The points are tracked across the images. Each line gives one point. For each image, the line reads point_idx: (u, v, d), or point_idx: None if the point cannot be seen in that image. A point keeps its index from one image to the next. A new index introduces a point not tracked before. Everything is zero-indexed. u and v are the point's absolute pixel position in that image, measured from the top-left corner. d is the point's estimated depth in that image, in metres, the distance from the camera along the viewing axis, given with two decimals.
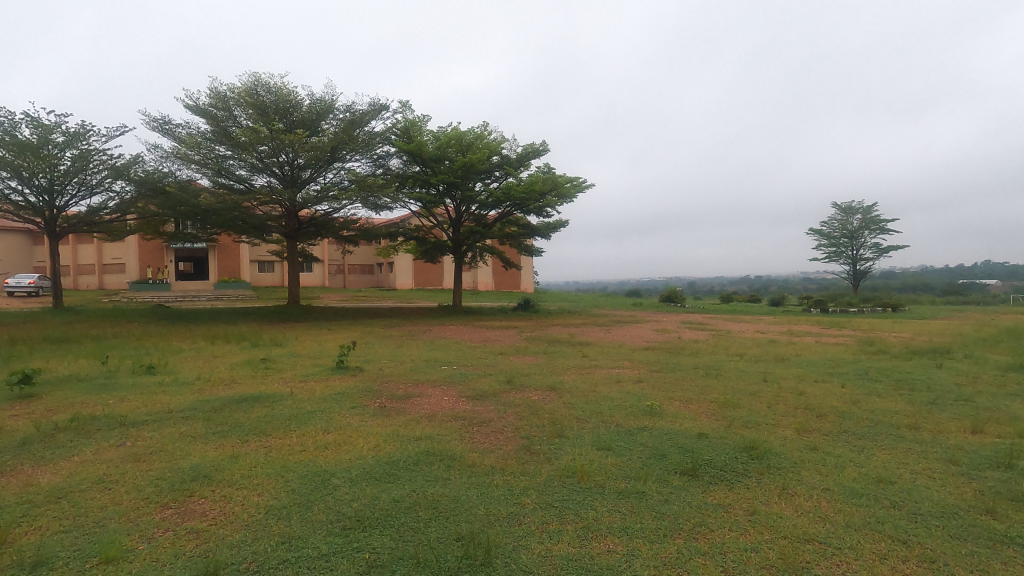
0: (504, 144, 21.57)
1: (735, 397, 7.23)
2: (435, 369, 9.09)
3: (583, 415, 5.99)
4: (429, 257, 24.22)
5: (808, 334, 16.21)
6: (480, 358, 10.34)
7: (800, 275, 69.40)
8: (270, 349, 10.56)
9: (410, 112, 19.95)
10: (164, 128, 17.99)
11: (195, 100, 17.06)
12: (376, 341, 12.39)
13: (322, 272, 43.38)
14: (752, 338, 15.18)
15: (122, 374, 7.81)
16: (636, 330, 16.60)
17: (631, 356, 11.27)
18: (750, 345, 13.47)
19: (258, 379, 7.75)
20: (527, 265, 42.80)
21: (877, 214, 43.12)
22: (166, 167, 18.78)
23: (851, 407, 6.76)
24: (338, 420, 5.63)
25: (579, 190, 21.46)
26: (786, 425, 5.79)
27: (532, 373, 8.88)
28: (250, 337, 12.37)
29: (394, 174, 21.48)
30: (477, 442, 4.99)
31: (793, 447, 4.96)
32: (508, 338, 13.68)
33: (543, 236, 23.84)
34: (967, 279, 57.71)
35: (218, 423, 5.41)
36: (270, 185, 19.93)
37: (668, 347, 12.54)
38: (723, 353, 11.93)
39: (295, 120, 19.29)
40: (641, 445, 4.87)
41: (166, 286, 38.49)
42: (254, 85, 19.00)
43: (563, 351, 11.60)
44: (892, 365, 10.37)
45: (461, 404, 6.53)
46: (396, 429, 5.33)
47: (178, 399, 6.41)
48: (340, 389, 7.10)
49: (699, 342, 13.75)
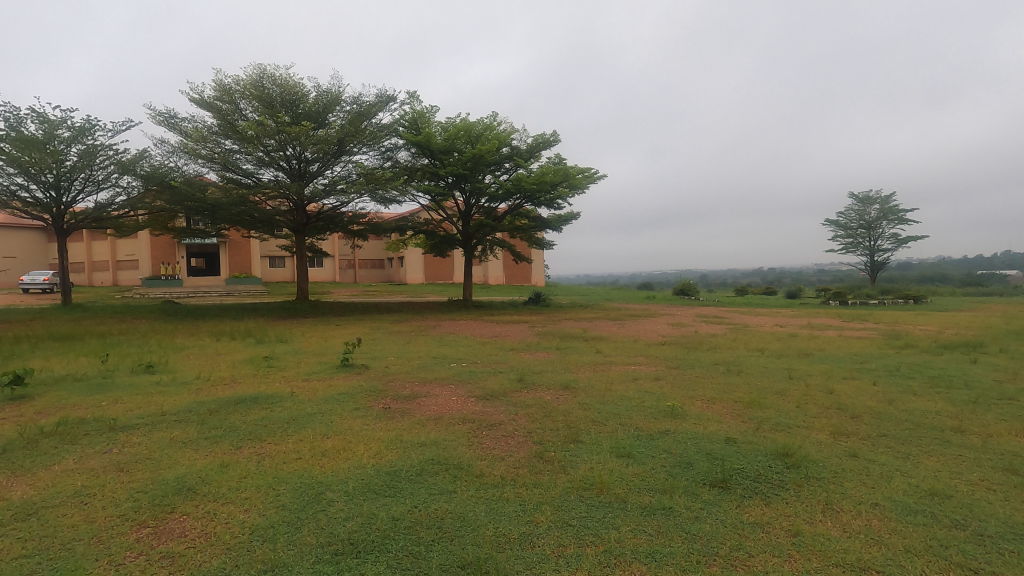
0: (514, 134, 21.13)
1: (761, 396, 6.81)
2: (443, 366, 8.75)
3: (599, 417, 5.60)
4: (439, 251, 23.91)
5: (829, 328, 15.65)
6: (490, 355, 9.98)
7: (815, 267, 68.33)
8: (275, 346, 10.30)
9: (418, 103, 19.57)
10: (170, 122, 17.76)
11: (200, 93, 16.77)
12: (384, 337, 12.07)
13: (332, 267, 43.30)
14: (771, 331, 14.70)
15: (121, 373, 7.57)
16: (651, 324, 16.15)
17: (647, 351, 10.84)
18: (770, 339, 12.99)
19: (259, 377, 7.46)
20: (538, 258, 42.42)
21: (896, 205, 42.15)
22: (173, 162, 18.60)
23: (887, 407, 6.31)
24: (340, 423, 5.31)
25: (591, 181, 20.94)
26: (820, 428, 5.37)
27: (545, 371, 8.49)
28: (255, 334, 12.12)
29: (403, 167, 21.16)
30: (487, 448, 4.62)
31: (830, 454, 4.54)
32: (519, 333, 13.30)
33: (555, 228, 23.40)
34: (987, 270, 56.36)
35: (212, 427, 5.10)
36: (278, 179, 19.74)
37: (686, 343, 12.10)
38: (744, 348, 11.44)
39: (301, 112, 18.96)
40: (664, 451, 4.49)
41: (178, 281, 38.64)
42: (259, 76, 18.65)
43: (576, 347, 11.22)
44: (924, 360, 9.86)
45: (470, 405, 6.18)
46: (400, 434, 4.99)
47: (173, 401, 6.11)
48: (343, 389, 6.78)
49: (716, 336, 13.27)
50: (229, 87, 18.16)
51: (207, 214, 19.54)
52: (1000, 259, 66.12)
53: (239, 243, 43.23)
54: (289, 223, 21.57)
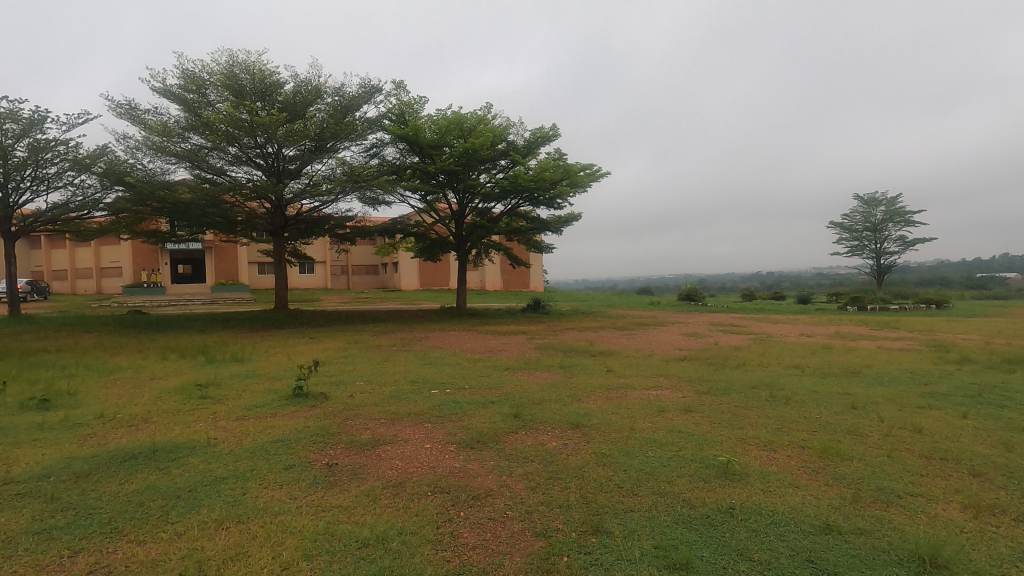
0: (510, 129, 19.56)
1: (834, 440, 5.17)
2: (423, 394, 7.10)
3: (628, 482, 3.96)
4: (431, 255, 22.27)
5: (861, 337, 14.03)
6: (481, 377, 8.32)
7: (815, 271, 67.19)
8: (225, 368, 8.63)
9: (404, 94, 17.95)
10: (131, 114, 16.13)
11: (162, 81, 15.15)
12: (359, 353, 10.41)
13: (323, 273, 41.73)
14: (799, 343, 13.07)
15: (3, 409, 5.89)
16: (663, 334, 14.51)
17: (667, 371, 9.20)
18: (803, 353, 11.36)
19: (179, 415, 5.78)
20: (536, 262, 40.89)
21: (903, 206, 40.66)
22: (136, 158, 16.94)
23: (1014, 457, 4.66)
24: (253, 498, 3.65)
25: (594, 179, 19.34)
26: (948, 500, 3.73)
27: (549, 399, 6.85)
28: (210, 351, 10.43)
29: (389, 165, 19.57)
30: (463, 551, 2.99)
31: (997, 558, 2.93)
32: (517, 347, 11.63)
33: (555, 231, 21.77)
34: (984, 270, 57.61)
35: (60, 510, 3.44)
36: (254, 178, 18.22)
37: (710, 358, 10.47)
38: (778, 364, 9.81)
39: (276, 104, 17.31)
40: (742, 559, 2.86)
41: (160, 289, 36.97)
42: (231, 65, 17.00)
43: (583, 365, 9.60)
44: (1002, 381, 8.21)
45: (447, 459, 4.53)
46: (337, 519, 3.34)
47: (41, 454, 4.46)
48: (283, 433, 5.12)
49: (741, 349, 11.64)
50: (197, 76, 16.53)
51: (175, 215, 18.00)
52: (1008, 261, 64.81)
53: (226, 249, 41.63)
54: (266, 225, 20.05)
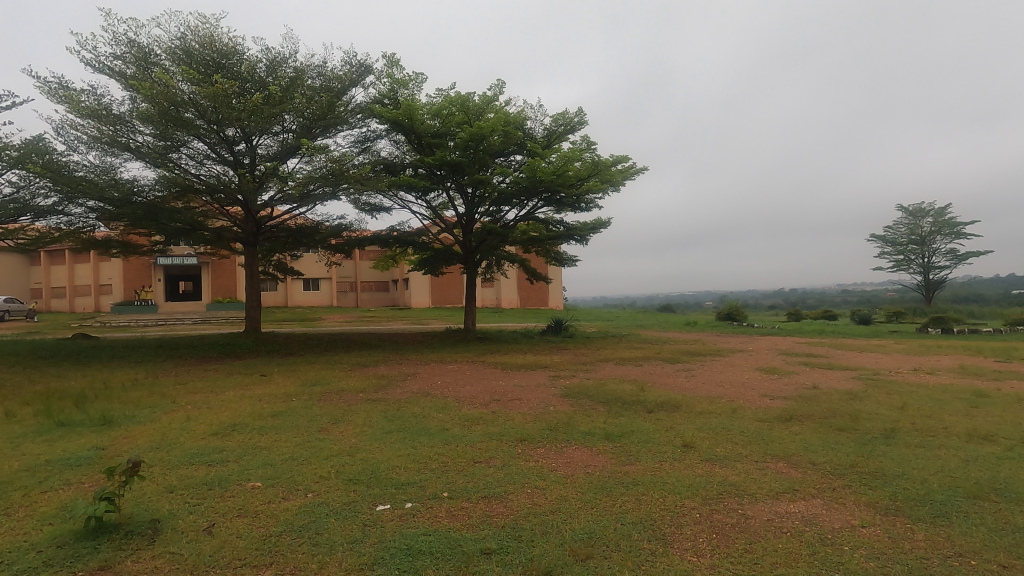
0: (528, 114, 16.34)
1: None
2: (354, 519, 3.66)
3: None
4: (433, 269, 18.96)
5: (1006, 376, 10.18)
6: (476, 464, 4.84)
7: (840, 288, 62.97)
8: (64, 443, 5.32)
9: (396, 69, 14.82)
10: (64, 94, 13.20)
11: (92, 51, 12.13)
12: (301, 408, 7.03)
13: (328, 290, 38.91)
14: (930, 385, 9.24)
15: None
16: (730, 370, 10.85)
17: (784, 447, 5.58)
18: (959, 406, 7.59)
19: None
20: (556, 278, 37.59)
21: (956, 217, 36.40)
22: (74, 150, 13.97)
23: None
24: None
25: (629, 175, 15.88)
26: None
27: (605, 541, 3.35)
28: (88, 404, 7.12)
29: (383, 159, 16.43)
30: None
31: None
32: (535, 393, 8.14)
33: (579, 240, 18.28)
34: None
35: None
36: (221, 177, 15.24)
37: (832, 419, 6.79)
38: (951, 434, 6.14)
39: (240, 82, 14.27)
40: None
41: (151, 308, 34.35)
42: (184, 35, 13.98)
43: (642, 431, 6.10)
44: None
45: None
46: None
47: None
48: None
49: (861, 399, 7.95)
50: (142, 47, 13.54)
51: (126, 221, 15.02)
52: None
53: (224, 265, 39.05)
54: (239, 234, 17.03)
